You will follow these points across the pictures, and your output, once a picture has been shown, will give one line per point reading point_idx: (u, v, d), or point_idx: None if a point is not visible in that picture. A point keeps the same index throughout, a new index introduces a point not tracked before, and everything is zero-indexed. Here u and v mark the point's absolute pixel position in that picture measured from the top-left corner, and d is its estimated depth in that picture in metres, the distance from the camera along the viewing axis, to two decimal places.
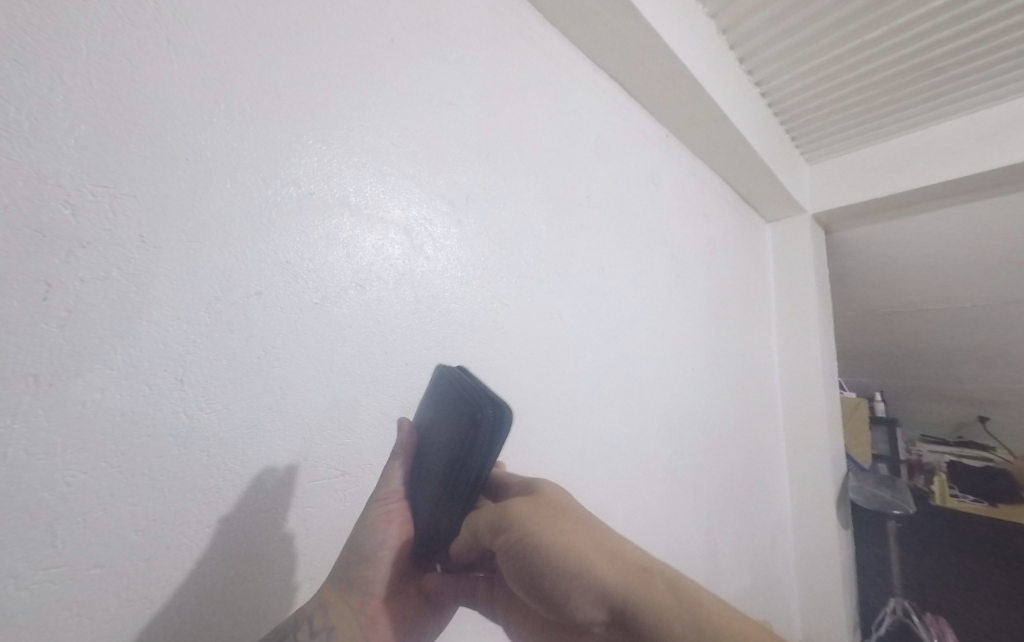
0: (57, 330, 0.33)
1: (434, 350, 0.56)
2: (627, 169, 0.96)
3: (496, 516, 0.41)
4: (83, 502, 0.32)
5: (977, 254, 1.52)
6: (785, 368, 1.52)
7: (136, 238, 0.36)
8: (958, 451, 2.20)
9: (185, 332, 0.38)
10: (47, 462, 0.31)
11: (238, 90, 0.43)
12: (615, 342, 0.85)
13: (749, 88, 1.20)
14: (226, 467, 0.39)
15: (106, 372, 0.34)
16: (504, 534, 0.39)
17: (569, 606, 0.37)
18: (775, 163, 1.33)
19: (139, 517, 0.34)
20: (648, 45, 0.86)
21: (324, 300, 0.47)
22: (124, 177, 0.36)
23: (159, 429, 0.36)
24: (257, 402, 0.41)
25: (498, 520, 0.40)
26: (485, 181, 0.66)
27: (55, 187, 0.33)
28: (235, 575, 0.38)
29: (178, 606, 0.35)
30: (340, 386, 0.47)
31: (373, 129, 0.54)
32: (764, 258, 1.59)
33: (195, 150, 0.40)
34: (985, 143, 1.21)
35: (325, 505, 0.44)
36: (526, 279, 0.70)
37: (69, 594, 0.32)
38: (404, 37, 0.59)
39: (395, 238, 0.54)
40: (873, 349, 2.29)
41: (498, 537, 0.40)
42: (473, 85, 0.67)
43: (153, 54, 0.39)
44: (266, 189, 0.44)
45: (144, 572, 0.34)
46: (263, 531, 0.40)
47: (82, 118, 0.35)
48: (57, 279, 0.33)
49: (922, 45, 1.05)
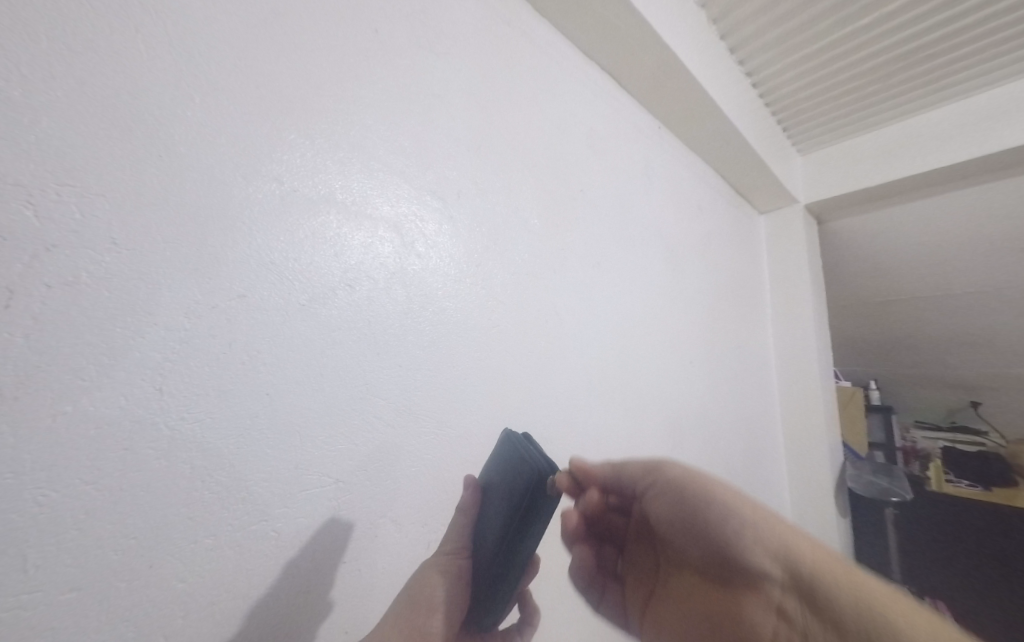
0: (21, 339, 0.31)
1: (429, 351, 0.54)
2: (620, 161, 0.94)
3: (650, 467, 0.51)
4: (57, 523, 0.30)
5: (968, 242, 1.53)
6: (781, 359, 1.52)
7: (106, 239, 0.34)
8: (951, 437, 2.22)
9: (165, 338, 0.36)
10: (14, 481, 0.29)
11: (216, 83, 0.41)
12: (611, 336, 0.84)
13: (740, 78, 1.19)
14: (214, 478, 0.37)
15: (79, 384, 0.32)
16: (659, 474, 0.50)
17: (733, 545, 0.42)
18: (767, 154, 1.33)
19: (120, 536, 0.33)
20: (639, 33, 0.84)
21: (311, 302, 0.45)
22: (93, 175, 0.34)
23: (138, 442, 0.34)
24: (243, 409, 0.39)
25: (651, 467, 0.51)
26: (476, 174, 0.64)
27: (17, 187, 0.31)
28: (224, 593, 0.36)
29: (164, 628, 0.34)
30: (331, 391, 0.45)
31: (358, 124, 0.52)
32: (758, 249, 1.58)
33: (169, 146, 0.38)
34: (975, 130, 1.22)
35: (317, 515, 0.42)
36: (521, 276, 0.68)
37: (43, 623, 0.30)
38: (390, 28, 0.57)
39: (385, 235, 0.52)
40: (867, 338, 2.30)
41: (649, 481, 0.50)
42: (462, 77, 0.65)
43: (121, 45, 0.36)
44: (247, 186, 0.42)
45: (124, 595, 0.32)
46: (254, 545, 0.38)
47: (43, 112, 0.33)
48: (20, 285, 0.31)
49: (913, 32, 1.04)
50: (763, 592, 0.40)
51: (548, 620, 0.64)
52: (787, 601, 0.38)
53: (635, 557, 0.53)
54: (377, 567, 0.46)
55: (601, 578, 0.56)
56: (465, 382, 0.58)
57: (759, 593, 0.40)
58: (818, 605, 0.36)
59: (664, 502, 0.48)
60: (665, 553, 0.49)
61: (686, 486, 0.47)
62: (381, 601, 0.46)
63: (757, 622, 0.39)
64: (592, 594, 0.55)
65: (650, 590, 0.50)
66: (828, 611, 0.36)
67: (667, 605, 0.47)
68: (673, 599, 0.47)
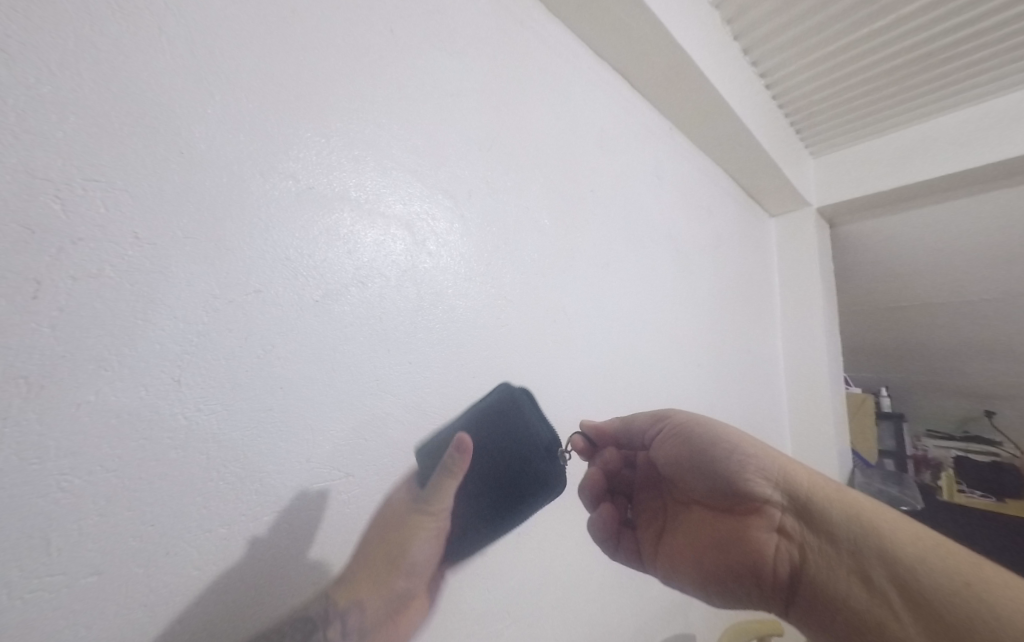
0: (47, 329, 0.31)
1: (438, 348, 0.55)
2: (631, 161, 0.94)
3: (657, 416, 0.59)
4: (78, 508, 0.31)
5: (984, 248, 1.50)
6: (790, 364, 1.50)
7: (129, 233, 0.35)
8: (964, 445, 2.19)
9: (183, 330, 0.37)
10: (39, 467, 0.30)
11: (235, 82, 0.42)
12: (619, 337, 0.83)
13: (754, 79, 1.18)
14: (229, 469, 0.38)
15: (101, 374, 0.33)
16: (667, 422, 0.57)
17: (742, 479, 0.50)
18: (780, 156, 1.31)
19: (137, 523, 0.33)
20: (653, 33, 0.84)
21: (325, 297, 0.46)
22: (117, 171, 0.35)
23: (157, 431, 0.35)
24: (258, 402, 0.40)
25: (659, 416, 0.59)
26: (486, 173, 0.64)
27: (44, 182, 0.32)
28: (237, 580, 0.37)
29: (178, 612, 0.34)
30: (342, 386, 0.46)
31: (372, 122, 0.52)
32: (768, 252, 1.57)
33: (190, 143, 0.39)
34: (993, 134, 1.20)
35: (327, 507, 0.43)
36: (530, 276, 0.68)
37: (63, 604, 0.30)
38: (405, 27, 0.57)
39: (397, 233, 0.52)
40: (879, 344, 2.27)
41: (658, 428, 0.58)
42: (475, 77, 0.65)
43: (145, 44, 0.37)
44: (265, 183, 0.43)
45: (141, 580, 0.33)
46: (265, 534, 0.39)
47: (70, 110, 0.34)
48: (46, 277, 0.32)
49: (932, 34, 1.03)
50: (768, 511, 0.48)
51: (551, 618, 0.64)
52: (788, 516, 0.47)
53: (642, 500, 0.60)
54: (383, 558, 0.47)
55: (615, 527, 0.60)
56: (474, 380, 0.58)
57: (766, 516, 0.48)
58: (813, 515, 0.46)
59: (677, 445, 0.55)
60: (675, 492, 0.56)
61: (694, 428, 0.54)
62: (387, 593, 0.47)
63: (765, 540, 0.47)
64: (605, 542, 0.60)
65: (663, 527, 0.57)
66: (819, 516, 0.45)
67: (679, 539, 0.53)
68: (685, 535, 0.54)
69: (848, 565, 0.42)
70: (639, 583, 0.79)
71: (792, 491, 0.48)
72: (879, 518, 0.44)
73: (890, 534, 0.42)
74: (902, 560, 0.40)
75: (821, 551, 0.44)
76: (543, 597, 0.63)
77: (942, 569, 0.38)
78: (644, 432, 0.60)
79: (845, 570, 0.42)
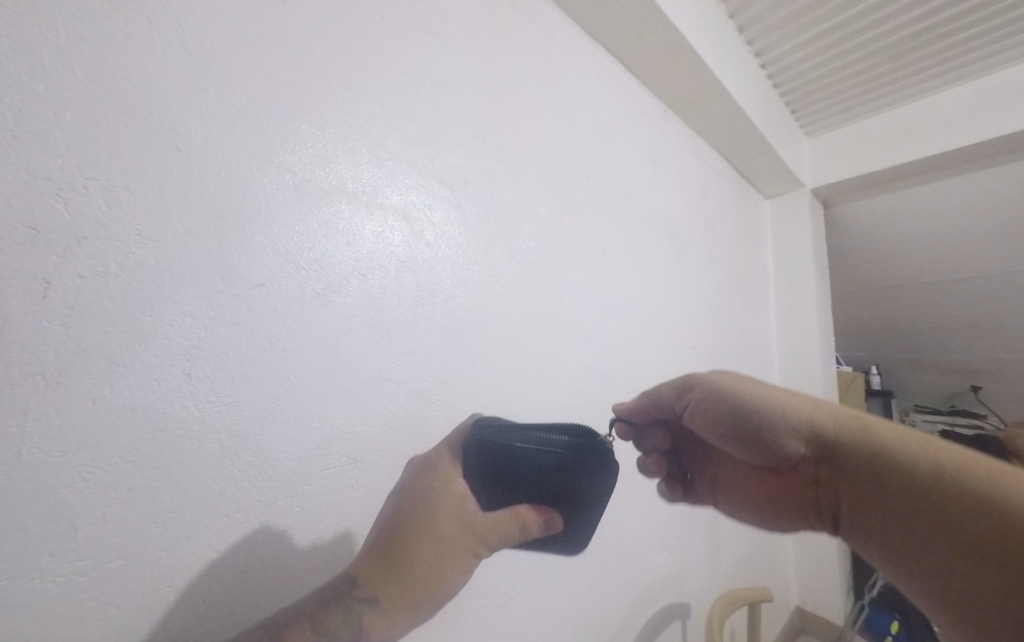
0: (60, 327, 0.32)
1: (438, 337, 0.56)
2: (625, 146, 0.94)
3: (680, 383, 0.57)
4: (100, 497, 0.33)
5: (976, 226, 1.52)
6: (783, 344, 1.53)
7: (132, 231, 0.36)
8: (950, 420, 2.24)
9: (190, 326, 0.38)
10: (62, 459, 0.32)
11: (229, 76, 0.42)
12: (616, 322, 0.85)
13: (749, 59, 1.17)
14: (240, 458, 0.39)
15: (113, 369, 0.34)
16: (688, 393, 0.56)
17: (770, 440, 0.50)
18: (775, 137, 1.31)
19: (156, 510, 0.35)
20: (646, 14, 0.83)
21: (327, 290, 0.46)
22: (117, 169, 0.36)
23: (171, 423, 0.36)
24: (265, 394, 0.41)
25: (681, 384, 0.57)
26: (481, 161, 0.64)
27: (45, 181, 0.33)
28: (254, 562, 0.39)
29: (202, 592, 0.36)
30: (346, 376, 0.47)
31: (366, 113, 0.52)
32: (763, 234, 1.58)
33: (185, 138, 0.39)
34: (988, 112, 1.20)
35: (335, 494, 0.45)
36: (528, 264, 0.69)
37: (93, 586, 0.32)
38: (396, 13, 0.56)
39: (395, 225, 0.53)
40: (870, 323, 2.31)
41: (682, 397, 0.57)
42: (468, 63, 0.65)
43: (135, 37, 0.37)
44: (262, 177, 0.43)
45: (163, 563, 0.35)
46: (279, 518, 0.41)
47: (67, 108, 0.34)
48: (55, 276, 0.33)
49: (926, 11, 1.02)
50: (804, 463, 0.48)
51: (552, 591, 0.67)
52: (821, 462, 0.47)
53: (693, 459, 0.62)
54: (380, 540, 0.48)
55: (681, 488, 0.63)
56: (473, 369, 0.59)
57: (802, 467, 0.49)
58: (842, 461, 0.45)
59: (702, 418, 0.54)
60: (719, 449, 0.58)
61: (716, 398, 0.53)
62: None
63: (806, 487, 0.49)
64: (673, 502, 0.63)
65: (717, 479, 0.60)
66: (847, 461, 0.45)
67: (744, 488, 0.57)
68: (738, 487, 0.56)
69: (877, 505, 0.42)
70: (636, 557, 0.82)
71: (818, 439, 0.47)
72: (903, 448, 0.42)
73: (913, 467, 0.41)
74: (924, 494, 0.39)
75: (855, 495, 0.44)
76: (543, 572, 0.66)
77: (961, 493, 0.37)
78: (672, 404, 0.58)
79: (876, 510, 0.42)
